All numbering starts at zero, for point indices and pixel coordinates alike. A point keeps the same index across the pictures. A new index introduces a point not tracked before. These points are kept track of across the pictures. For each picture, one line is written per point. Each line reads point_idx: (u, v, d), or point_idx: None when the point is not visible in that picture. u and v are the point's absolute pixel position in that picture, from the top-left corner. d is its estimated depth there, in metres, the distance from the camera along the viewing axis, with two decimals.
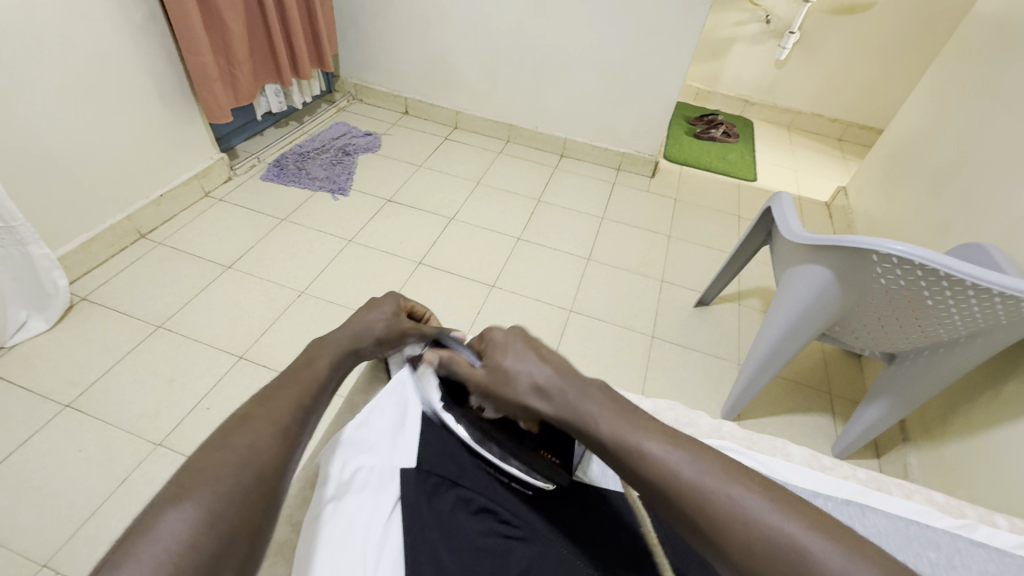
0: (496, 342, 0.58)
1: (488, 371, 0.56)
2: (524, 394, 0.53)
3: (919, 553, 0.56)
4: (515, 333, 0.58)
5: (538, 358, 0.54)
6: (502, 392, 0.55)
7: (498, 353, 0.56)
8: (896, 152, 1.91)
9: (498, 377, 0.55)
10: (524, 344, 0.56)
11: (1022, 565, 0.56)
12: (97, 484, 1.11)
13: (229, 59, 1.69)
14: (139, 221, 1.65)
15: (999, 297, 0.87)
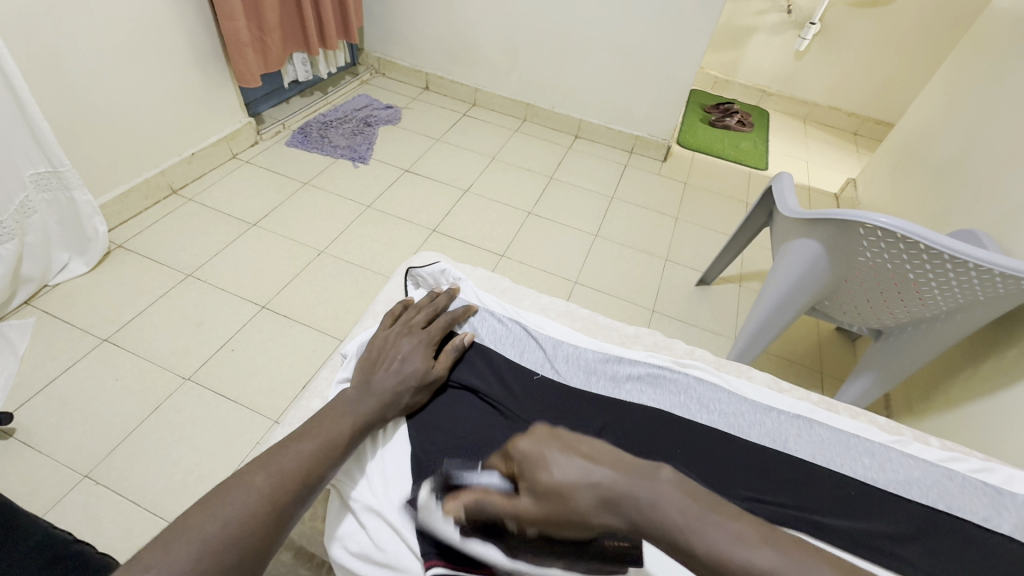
0: (529, 458, 0.43)
1: (536, 502, 0.42)
2: (594, 515, 0.40)
3: (855, 459, 0.65)
4: (543, 437, 0.45)
5: (585, 459, 0.43)
6: (569, 522, 0.41)
7: (536, 467, 0.43)
8: (906, 145, 1.93)
9: (553, 502, 0.41)
10: (559, 448, 0.44)
11: (943, 473, 0.64)
12: (132, 410, 1.22)
13: (261, 27, 1.76)
14: (172, 177, 1.74)
15: (977, 271, 0.92)
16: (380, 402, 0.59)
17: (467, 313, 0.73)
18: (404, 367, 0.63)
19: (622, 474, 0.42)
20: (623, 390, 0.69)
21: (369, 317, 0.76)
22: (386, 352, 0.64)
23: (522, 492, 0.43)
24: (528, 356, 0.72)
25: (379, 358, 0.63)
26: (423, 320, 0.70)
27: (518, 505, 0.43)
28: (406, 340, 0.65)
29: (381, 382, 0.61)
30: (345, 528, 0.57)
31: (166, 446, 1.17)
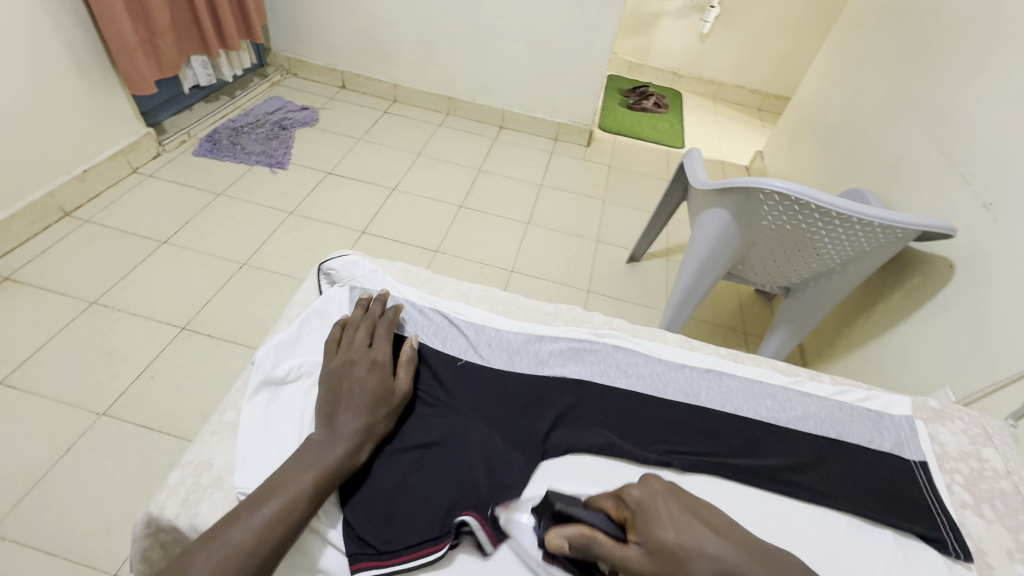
0: (653, 512, 0.48)
1: (653, 557, 0.45)
2: None
3: (760, 403, 0.70)
4: (659, 491, 0.50)
5: (704, 528, 0.47)
6: None
7: (656, 519, 0.47)
8: (801, 116, 2.09)
9: (674, 566, 0.44)
10: (677, 511, 0.48)
11: (835, 406, 0.71)
12: (39, 455, 1.11)
13: (149, 28, 1.63)
14: (62, 198, 1.58)
15: (861, 224, 1.02)
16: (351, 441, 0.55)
17: (399, 313, 0.72)
18: (366, 393, 0.59)
19: (738, 550, 0.45)
20: (547, 365, 0.71)
21: (284, 322, 0.73)
22: (341, 383, 0.60)
23: (635, 543, 0.47)
24: (452, 343, 0.72)
25: (338, 396, 0.59)
26: (367, 338, 0.66)
27: (631, 553, 0.46)
28: (359, 365, 0.62)
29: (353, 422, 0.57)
30: None
31: (85, 489, 1.08)
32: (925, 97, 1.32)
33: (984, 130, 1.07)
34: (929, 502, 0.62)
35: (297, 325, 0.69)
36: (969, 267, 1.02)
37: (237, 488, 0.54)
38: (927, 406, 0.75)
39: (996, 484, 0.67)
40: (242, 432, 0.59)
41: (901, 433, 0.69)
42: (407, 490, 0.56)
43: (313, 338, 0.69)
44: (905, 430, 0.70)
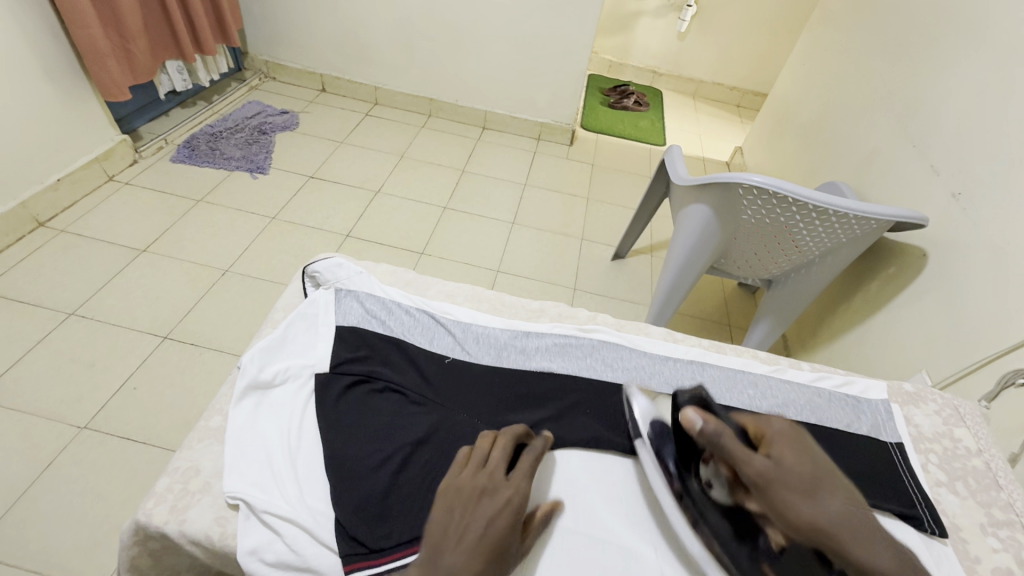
0: (783, 439, 0.55)
1: (778, 468, 0.52)
2: (824, 515, 0.48)
3: (744, 392, 0.72)
4: (794, 436, 0.57)
5: (831, 480, 0.53)
6: (798, 494, 0.49)
7: (793, 445, 0.55)
8: (778, 112, 2.13)
9: (796, 480, 0.51)
10: (807, 452, 0.55)
11: (815, 392, 0.73)
12: (18, 471, 1.08)
13: (121, 32, 1.59)
14: (36, 208, 1.55)
15: (836, 215, 1.05)
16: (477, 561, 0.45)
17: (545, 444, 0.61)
18: (482, 539, 0.47)
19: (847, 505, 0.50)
20: (534, 361, 0.72)
21: (269, 326, 0.72)
22: (458, 522, 0.48)
23: (767, 454, 0.54)
24: (439, 342, 0.72)
25: (451, 536, 0.47)
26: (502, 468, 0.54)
27: (756, 459, 0.52)
28: (486, 502, 0.50)
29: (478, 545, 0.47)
30: (255, 541, 0.52)
31: (67, 504, 1.05)
32: (896, 91, 1.36)
33: (952, 122, 1.11)
34: (907, 481, 0.65)
35: (284, 328, 0.69)
36: (941, 255, 1.05)
37: (225, 492, 0.54)
38: (902, 390, 0.77)
39: (969, 463, 0.69)
40: (230, 436, 0.59)
41: (877, 417, 0.72)
42: (398, 487, 0.55)
43: (300, 341, 0.69)
44: (882, 414, 0.72)
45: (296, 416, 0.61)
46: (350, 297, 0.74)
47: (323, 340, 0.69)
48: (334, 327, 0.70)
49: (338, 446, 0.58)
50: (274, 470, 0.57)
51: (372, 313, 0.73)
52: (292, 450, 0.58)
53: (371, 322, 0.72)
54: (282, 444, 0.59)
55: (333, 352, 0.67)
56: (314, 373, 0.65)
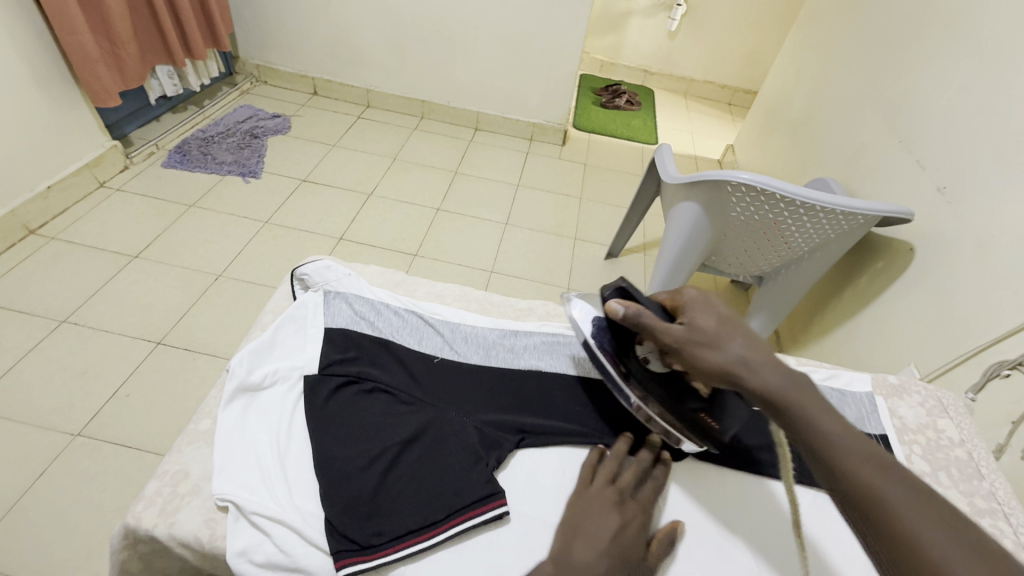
0: (696, 303, 0.59)
1: (687, 329, 0.56)
2: (727, 361, 0.53)
3: None
4: (711, 299, 0.60)
5: (743, 328, 0.55)
6: (707, 351, 0.54)
7: (701, 308, 0.58)
8: (769, 108, 2.15)
9: (702, 338, 0.55)
10: (721, 310, 0.58)
11: None
12: (10, 480, 1.08)
13: (111, 38, 1.59)
14: (26, 216, 1.54)
15: (823, 211, 1.06)
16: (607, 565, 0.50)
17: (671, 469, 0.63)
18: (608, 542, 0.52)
19: (757, 348, 0.53)
20: (522, 359, 0.73)
21: (258, 329, 0.72)
22: (583, 524, 0.53)
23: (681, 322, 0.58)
24: (428, 342, 0.73)
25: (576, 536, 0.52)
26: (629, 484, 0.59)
27: (670, 326, 0.58)
28: (613, 513, 0.54)
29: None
30: (245, 542, 0.52)
31: (61, 512, 1.05)
32: (883, 86, 1.37)
33: (938, 116, 1.12)
34: None
35: (273, 331, 0.69)
36: (928, 249, 1.06)
37: (214, 494, 0.54)
38: (887, 382, 0.78)
39: (952, 453, 0.70)
40: (218, 439, 0.59)
41: (862, 409, 0.73)
42: (386, 487, 0.56)
43: (289, 343, 0.70)
44: (866, 406, 0.73)
45: (284, 419, 0.61)
46: (338, 299, 0.74)
47: (312, 342, 0.69)
48: (323, 328, 0.70)
49: (327, 447, 0.58)
50: (263, 472, 0.57)
51: (361, 314, 0.73)
52: (281, 452, 0.58)
53: (361, 323, 0.72)
54: (270, 446, 0.59)
55: (323, 354, 0.67)
56: (303, 375, 0.65)
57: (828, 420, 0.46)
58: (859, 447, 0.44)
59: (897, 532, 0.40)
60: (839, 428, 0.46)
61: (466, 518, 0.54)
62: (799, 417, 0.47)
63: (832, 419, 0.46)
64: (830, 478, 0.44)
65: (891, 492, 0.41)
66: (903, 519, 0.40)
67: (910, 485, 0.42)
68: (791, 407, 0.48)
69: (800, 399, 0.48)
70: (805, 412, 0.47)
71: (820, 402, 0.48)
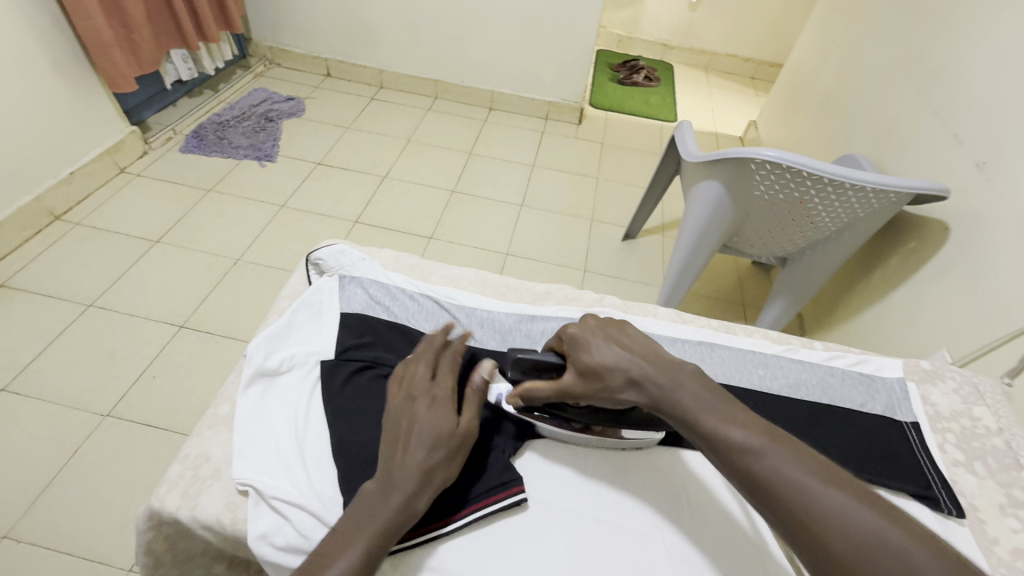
0: (577, 340, 0.59)
1: (579, 375, 0.56)
2: (624, 389, 0.54)
3: (751, 371, 0.71)
4: (593, 326, 0.60)
5: (626, 347, 0.56)
6: (606, 390, 0.55)
7: (583, 344, 0.58)
8: (795, 81, 2.06)
9: (596, 379, 0.55)
10: (600, 336, 0.58)
11: (826, 371, 0.72)
12: (46, 459, 1.12)
13: (124, 21, 1.59)
14: (51, 202, 1.57)
15: (853, 188, 1.01)
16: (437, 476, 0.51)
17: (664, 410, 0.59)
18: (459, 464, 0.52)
19: (646, 362, 0.54)
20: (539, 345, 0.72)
21: (274, 313, 0.73)
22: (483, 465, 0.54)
23: (569, 370, 0.58)
24: (443, 327, 0.72)
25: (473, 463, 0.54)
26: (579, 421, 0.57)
27: (566, 381, 0.57)
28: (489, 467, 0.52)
29: (393, 467, 0.51)
30: (265, 525, 0.52)
31: (95, 489, 1.09)
32: (918, 56, 1.30)
33: (978, 86, 1.05)
34: (921, 460, 0.63)
35: (289, 316, 0.70)
36: (966, 227, 1.01)
37: (236, 479, 0.55)
38: (920, 368, 0.76)
39: (988, 443, 0.68)
40: (237, 424, 0.59)
41: (893, 396, 0.70)
42: None
43: (305, 328, 0.70)
44: (897, 393, 0.71)
45: (303, 403, 0.61)
46: (353, 284, 0.74)
47: (327, 327, 0.69)
48: (338, 314, 0.70)
49: (345, 433, 0.58)
50: (283, 457, 0.57)
51: (376, 299, 0.73)
52: (299, 437, 0.59)
53: (375, 309, 0.72)
54: (289, 430, 0.59)
55: (339, 339, 0.67)
56: (320, 360, 0.65)
57: (702, 408, 0.48)
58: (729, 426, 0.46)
59: (802, 509, 0.40)
60: (711, 413, 0.48)
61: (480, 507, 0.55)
62: (683, 417, 0.49)
63: (713, 412, 0.48)
64: (718, 464, 0.46)
65: (768, 455, 0.43)
66: (804, 494, 0.40)
67: (778, 445, 0.44)
68: (676, 407, 0.50)
69: (682, 398, 0.50)
70: (686, 408, 0.49)
71: (693, 390, 0.50)
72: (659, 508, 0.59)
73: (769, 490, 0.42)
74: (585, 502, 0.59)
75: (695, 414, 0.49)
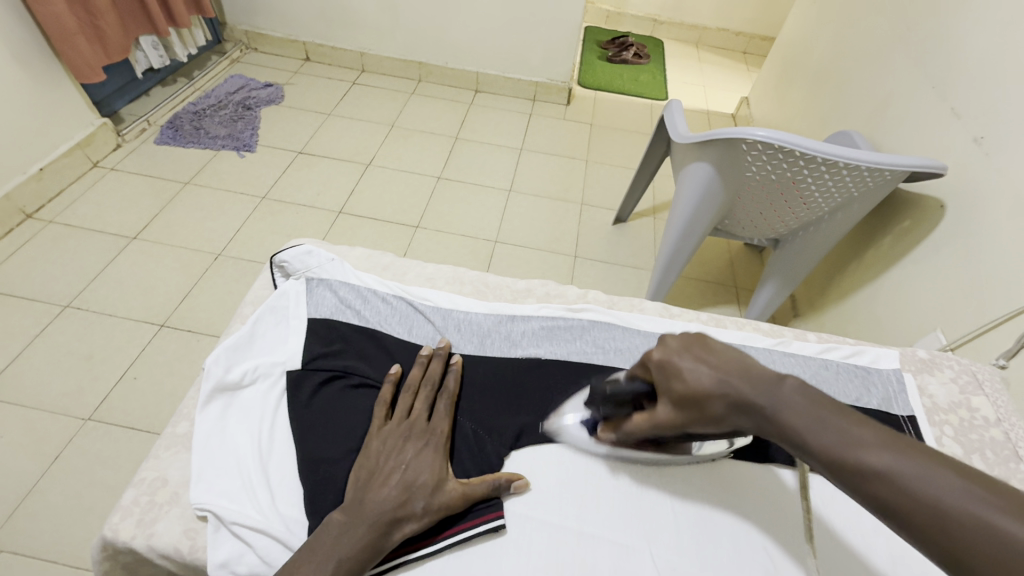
0: (665, 367, 0.52)
1: (678, 409, 0.51)
2: (726, 414, 0.48)
3: None
4: (674, 348, 0.54)
5: (715, 369, 0.50)
6: (705, 419, 0.50)
7: (673, 369, 0.52)
8: (788, 56, 2.00)
9: (695, 414, 0.50)
10: (688, 358, 0.52)
11: (820, 364, 0.71)
12: (26, 465, 1.09)
13: (88, 8, 1.51)
14: (21, 200, 1.52)
15: (848, 168, 0.98)
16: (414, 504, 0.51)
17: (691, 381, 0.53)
18: (425, 485, 0.52)
19: (745, 379, 0.48)
20: (520, 348, 0.70)
21: (237, 321, 0.70)
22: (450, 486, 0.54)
23: (663, 405, 0.52)
24: (419, 331, 0.70)
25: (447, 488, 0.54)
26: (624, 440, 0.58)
27: (660, 417, 0.53)
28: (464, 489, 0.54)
29: (367, 503, 0.50)
30: (227, 553, 0.50)
31: (78, 494, 1.07)
32: (915, 27, 1.25)
33: (977, 58, 1.02)
34: None
35: (252, 325, 0.67)
36: (961, 207, 0.98)
37: (192, 503, 0.52)
38: (916, 357, 0.74)
39: (987, 434, 0.66)
40: (195, 443, 0.57)
41: (889, 388, 0.69)
42: None
43: (269, 338, 0.67)
44: (893, 384, 0.69)
45: (266, 418, 0.59)
46: (321, 287, 0.71)
47: (294, 336, 0.66)
48: (306, 319, 0.67)
49: (312, 450, 0.56)
50: (245, 478, 0.55)
51: (346, 303, 0.70)
52: (263, 455, 0.57)
53: (345, 314, 0.69)
54: (251, 448, 0.57)
55: (308, 348, 0.64)
56: (287, 371, 0.63)
57: (817, 427, 0.42)
58: (854, 443, 0.40)
59: (932, 522, 0.35)
60: (830, 430, 0.42)
61: (461, 529, 0.53)
62: (793, 438, 0.43)
63: (812, 420, 0.43)
64: (848, 490, 0.40)
65: (907, 473, 0.37)
66: (934, 503, 0.35)
67: (908, 458, 0.38)
68: (784, 430, 0.44)
69: (780, 413, 0.45)
70: (796, 429, 0.43)
71: (802, 408, 0.44)
72: (651, 515, 0.57)
73: (914, 514, 0.36)
74: (568, 513, 0.57)
75: (806, 434, 0.43)
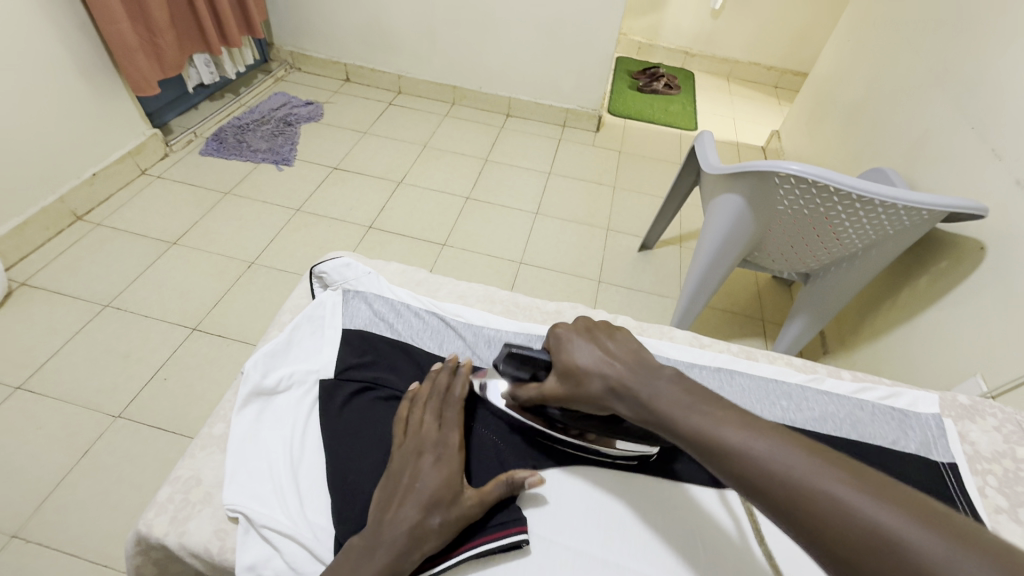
0: (565, 343, 0.59)
1: (561, 378, 0.57)
2: (598, 392, 0.54)
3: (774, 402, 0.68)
4: (581, 330, 0.60)
5: (604, 352, 0.56)
6: (581, 396, 0.56)
7: (568, 347, 0.58)
8: (821, 92, 2.00)
9: (572, 385, 0.56)
10: (587, 339, 0.59)
11: (854, 405, 0.69)
12: (57, 459, 1.12)
13: (149, 27, 1.61)
14: (74, 203, 1.60)
15: (884, 207, 0.97)
16: (433, 521, 0.51)
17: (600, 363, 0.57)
18: (441, 500, 0.52)
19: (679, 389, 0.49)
20: None
21: (275, 328, 0.72)
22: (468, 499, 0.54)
23: (552, 374, 0.59)
24: (449, 346, 0.71)
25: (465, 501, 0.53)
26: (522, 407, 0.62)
27: (546, 385, 0.59)
28: (482, 501, 0.54)
29: (384, 525, 0.50)
30: (256, 556, 0.51)
31: (105, 491, 1.10)
32: (954, 67, 1.24)
33: (1019, 100, 1.00)
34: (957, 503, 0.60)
35: (289, 332, 0.69)
36: (1003, 248, 0.96)
37: (225, 504, 0.53)
38: (957, 402, 0.72)
39: None
40: (231, 445, 0.58)
41: (927, 433, 0.67)
42: None
43: (305, 346, 0.69)
44: (932, 430, 0.67)
45: (298, 425, 0.61)
46: (357, 299, 0.73)
47: (329, 345, 0.68)
48: (341, 330, 0.69)
49: (343, 459, 0.57)
50: (276, 483, 0.56)
51: (380, 315, 0.72)
52: (295, 461, 0.58)
53: (377, 326, 0.70)
54: (283, 454, 0.58)
55: (341, 359, 0.66)
56: (321, 379, 0.64)
57: (689, 413, 0.46)
58: (718, 425, 0.44)
59: (785, 493, 0.39)
60: (701, 414, 0.46)
61: (480, 542, 0.53)
62: (669, 425, 0.47)
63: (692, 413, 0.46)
64: (717, 471, 0.43)
65: (762, 452, 0.41)
66: (783, 476, 0.39)
67: (763, 438, 0.42)
68: (662, 415, 0.48)
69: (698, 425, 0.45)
70: (669, 415, 0.47)
71: (677, 398, 0.48)
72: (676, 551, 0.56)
73: (768, 489, 0.40)
74: (592, 541, 0.56)
75: (680, 419, 0.47)
